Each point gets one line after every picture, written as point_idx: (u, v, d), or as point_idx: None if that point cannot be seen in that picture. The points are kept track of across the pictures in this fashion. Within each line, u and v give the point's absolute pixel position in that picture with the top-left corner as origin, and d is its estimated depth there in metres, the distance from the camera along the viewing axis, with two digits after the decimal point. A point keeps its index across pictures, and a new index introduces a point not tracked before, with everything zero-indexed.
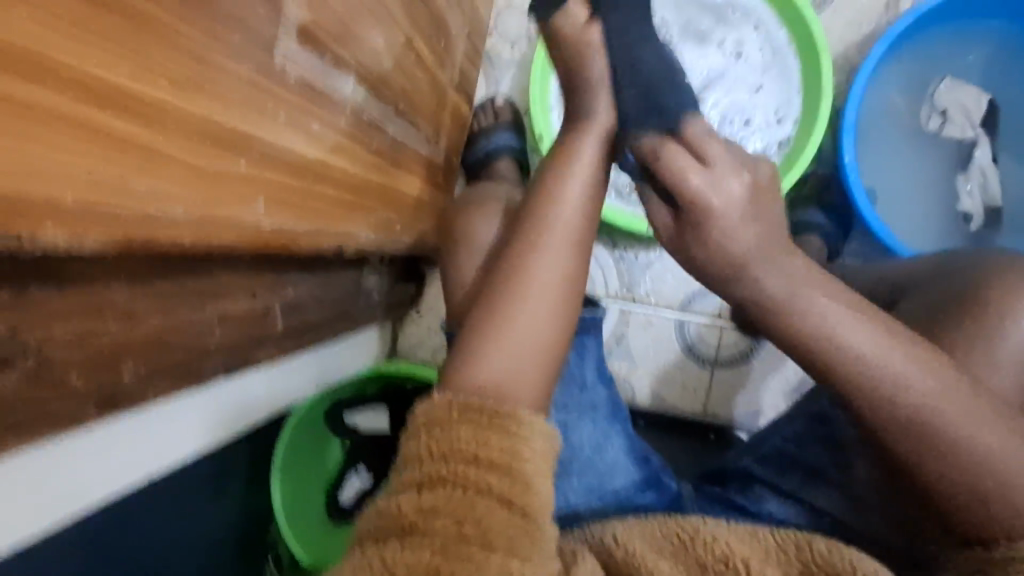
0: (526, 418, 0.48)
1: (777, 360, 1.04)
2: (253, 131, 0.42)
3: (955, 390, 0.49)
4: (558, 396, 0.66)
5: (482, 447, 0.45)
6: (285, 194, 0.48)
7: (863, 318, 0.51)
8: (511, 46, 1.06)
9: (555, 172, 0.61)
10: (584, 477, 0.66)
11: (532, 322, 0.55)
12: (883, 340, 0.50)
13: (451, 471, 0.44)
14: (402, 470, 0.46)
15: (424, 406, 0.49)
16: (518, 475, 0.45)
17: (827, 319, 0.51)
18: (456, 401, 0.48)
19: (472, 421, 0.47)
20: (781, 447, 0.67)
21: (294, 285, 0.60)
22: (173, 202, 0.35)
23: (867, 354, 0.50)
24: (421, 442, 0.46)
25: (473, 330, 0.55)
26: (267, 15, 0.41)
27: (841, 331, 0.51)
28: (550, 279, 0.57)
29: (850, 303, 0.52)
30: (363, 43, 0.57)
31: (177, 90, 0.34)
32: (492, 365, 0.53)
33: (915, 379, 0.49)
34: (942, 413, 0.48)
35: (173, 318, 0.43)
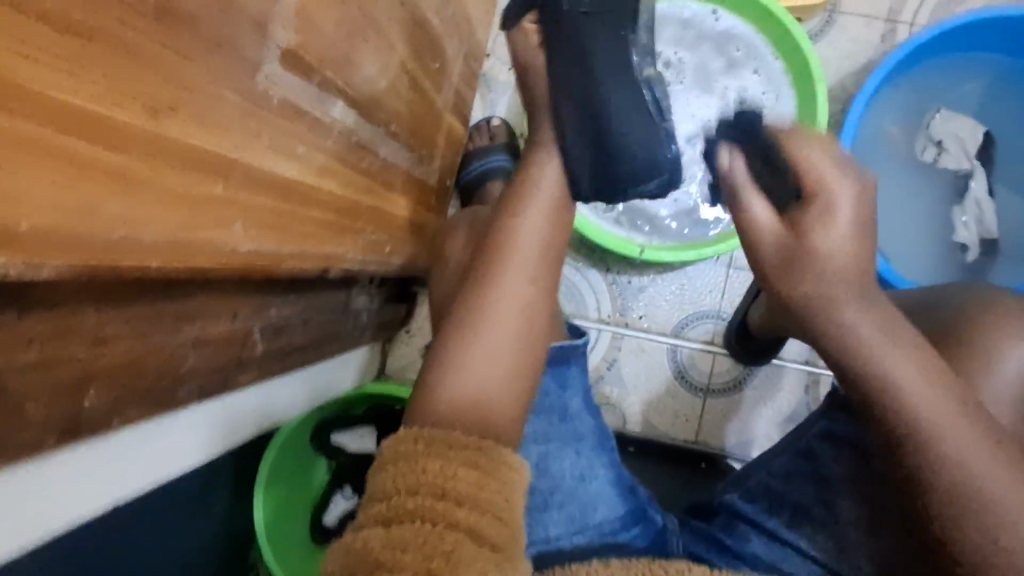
0: (494, 451, 0.47)
1: (768, 390, 1.03)
2: (233, 154, 0.41)
3: (979, 439, 0.48)
4: (535, 424, 0.65)
5: (450, 480, 0.44)
6: (267, 216, 0.47)
7: (907, 351, 0.51)
8: (506, 68, 1.06)
9: (525, 200, 0.61)
10: (566, 508, 0.64)
11: (497, 352, 0.54)
12: (920, 371, 0.50)
13: (417, 503, 0.42)
14: (367, 506, 0.44)
15: (390, 442, 0.48)
16: (485, 507, 0.44)
17: (864, 333, 0.52)
18: (420, 434, 0.47)
19: (439, 455, 0.46)
20: (768, 482, 0.66)
21: (277, 307, 0.59)
22: (144, 226, 0.34)
23: (899, 379, 0.50)
24: (386, 478, 0.45)
25: (438, 359, 0.54)
26: (252, 38, 0.41)
27: (886, 357, 0.51)
28: (513, 307, 0.56)
29: (902, 337, 0.52)
30: (354, 66, 0.57)
31: (153, 112, 0.33)
32: (459, 392, 0.52)
33: (939, 418, 0.49)
34: (968, 458, 0.47)
35: (147, 342, 0.42)
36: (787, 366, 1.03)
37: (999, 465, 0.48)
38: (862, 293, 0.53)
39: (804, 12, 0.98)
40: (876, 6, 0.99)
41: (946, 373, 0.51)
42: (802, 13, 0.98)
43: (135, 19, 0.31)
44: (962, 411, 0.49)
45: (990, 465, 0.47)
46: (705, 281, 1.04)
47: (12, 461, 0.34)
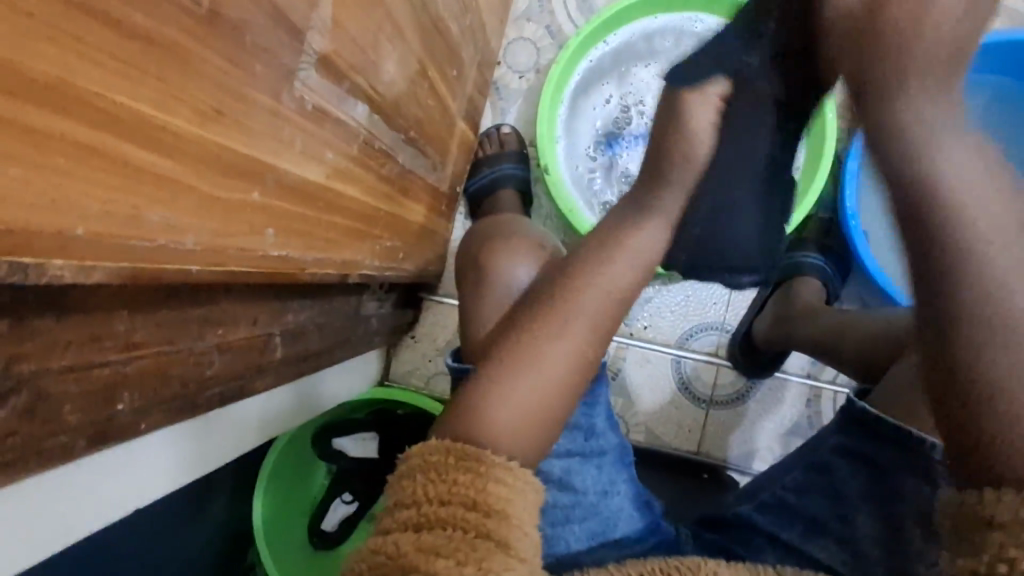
0: (524, 475, 0.47)
1: (773, 403, 1.04)
2: (267, 161, 0.41)
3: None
4: (562, 441, 0.64)
5: (480, 493, 0.44)
6: (295, 222, 0.47)
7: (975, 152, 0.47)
8: (518, 76, 1.07)
9: (598, 243, 0.61)
10: (587, 522, 0.63)
11: (550, 386, 0.54)
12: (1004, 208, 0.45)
13: (448, 513, 0.42)
14: (395, 511, 0.44)
15: (422, 447, 0.48)
16: (514, 519, 0.44)
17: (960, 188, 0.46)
18: (454, 447, 0.47)
19: (468, 468, 0.46)
20: (781, 495, 0.66)
21: (295, 312, 0.58)
22: (184, 234, 0.34)
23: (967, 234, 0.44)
24: (416, 484, 0.45)
25: (493, 375, 0.54)
26: (291, 46, 0.40)
27: (944, 168, 0.46)
28: (569, 349, 0.55)
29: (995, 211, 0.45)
30: (378, 72, 0.57)
31: (199, 118, 0.33)
32: (510, 415, 0.52)
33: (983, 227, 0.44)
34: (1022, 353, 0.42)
35: (176, 347, 0.42)
36: (791, 379, 1.04)
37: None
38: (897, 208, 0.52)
39: None
40: None
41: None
42: None
43: (190, 28, 0.30)
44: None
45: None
46: (711, 293, 1.05)
47: (42, 467, 0.34)
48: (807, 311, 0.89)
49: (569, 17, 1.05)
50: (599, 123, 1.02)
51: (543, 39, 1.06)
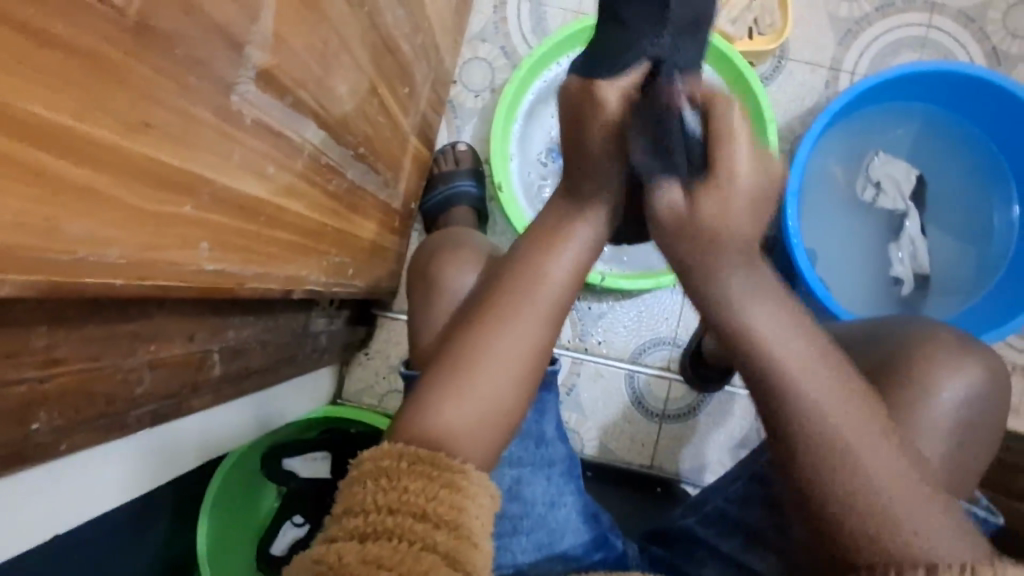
0: (476, 476, 0.47)
1: (723, 417, 1.06)
2: (202, 174, 0.40)
3: (881, 443, 0.46)
4: (513, 449, 0.63)
5: (430, 501, 0.43)
6: (233, 236, 0.46)
7: (810, 358, 0.48)
8: (473, 95, 1.08)
9: (537, 250, 0.59)
10: (534, 534, 0.62)
11: (491, 381, 0.53)
12: (841, 394, 0.47)
13: (396, 522, 0.41)
14: (342, 520, 0.43)
15: (372, 454, 0.47)
16: (464, 530, 0.43)
17: (783, 363, 0.48)
18: (405, 452, 0.46)
19: (420, 475, 0.45)
20: (723, 508, 0.66)
21: (235, 329, 0.57)
22: (107, 246, 0.33)
23: (820, 410, 0.46)
24: (367, 492, 0.44)
25: (434, 386, 0.53)
26: (227, 58, 0.40)
27: (823, 406, 0.46)
28: (512, 358, 0.54)
29: (814, 351, 0.49)
30: (325, 90, 0.57)
31: (125, 130, 0.32)
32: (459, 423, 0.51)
33: (833, 407, 0.46)
34: (882, 485, 0.44)
35: (101, 364, 0.40)
36: (739, 393, 1.07)
37: (923, 495, 0.44)
38: (784, 310, 0.51)
39: (756, 57, 1.03)
40: (820, 55, 1.06)
41: (859, 386, 0.48)
42: (756, 58, 1.03)
43: (114, 38, 0.30)
44: (877, 426, 0.46)
45: (888, 463, 0.45)
46: (663, 309, 1.07)
47: None
48: None
49: (524, 39, 1.08)
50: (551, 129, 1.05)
51: (498, 59, 1.08)
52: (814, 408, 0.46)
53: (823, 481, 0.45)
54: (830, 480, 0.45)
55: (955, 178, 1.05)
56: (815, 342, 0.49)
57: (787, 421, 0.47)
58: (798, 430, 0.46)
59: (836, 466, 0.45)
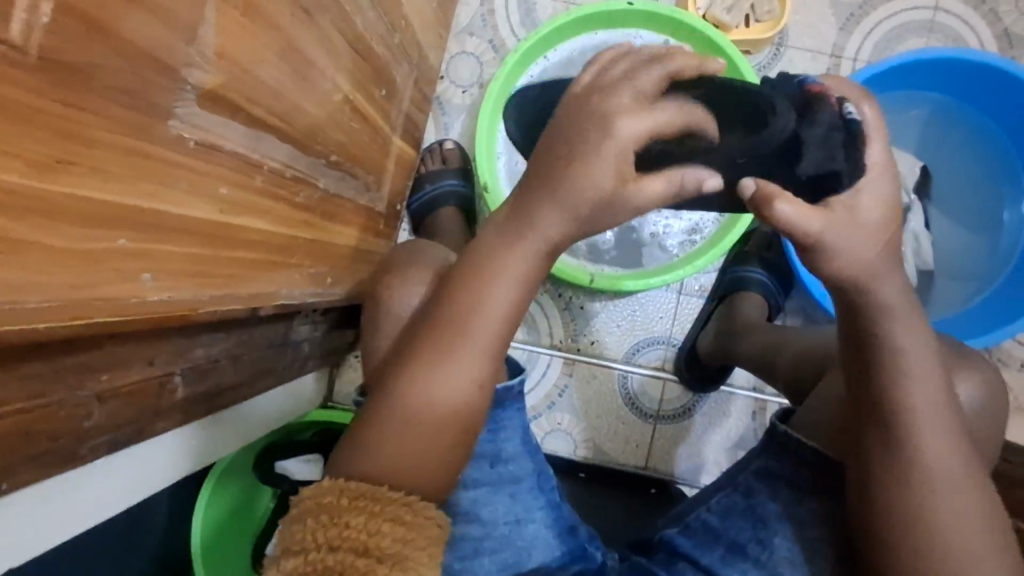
0: (419, 507, 0.47)
1: (718, 415, 1.04)
2: (139, 206, 0.39)
3: (960, 467, 0.51)
4: (468, 472, 0.61)
5: (373, 536, 0.42)
6: (182, 263, 0.45)
7: (923, 348, 0.52)
8: (461, 91, 1.05)
9: (500, 252, 0.53)
10: (498, 554, 0.61)
11: (451, 410, 0.52)
12: (935, 392, 0.52)
13: (337, 560, 0.41)
14: (281, 560, 0.42)
15: (313, 491, 0.46)
16: (408, 563, 0.42)
17: (916, 401, 0.51)
18: (347, 487, 0.46)
19: (362, 510, 0.44)
20: (705, 519, 0.64)
21: (203, 347, 0.56)
22: (26, 290, 0.32)
23: (922, 435, 0.51)
24: (306, 529, 0.43)
25: (390, 410, 0.51)
26: (160, 84, 0.39)
27: (917, 399, 0.51)
28: (462, 381, 0.52)
29: (925, 353, 0.52)
30: (287, 103, 0.55)
31: (40, 171, 0.31)
32: (407, 452, 0.50)
33: (935, 437, 0.51)
34: (942, 495, 0.51)
35: (46, 400, 0.40)
36: (737, 392, 1.04)
37: (978, 509, 0.51)
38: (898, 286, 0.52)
39: (753, 45, 0.99)
40: (821, 42, 1.02)
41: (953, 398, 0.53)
42: (751, 47, 1.00)
43: (20, 80, 0.29)
44: (956, 439, 0.52)
45: (949, 462, 0.51)
46: (656, 307, 1.05)
47: None
48: (747, 326, 0.90)
49: (511, 31, 1.05)
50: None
51: (485, 53, 1.05)
52: (909, 410, 0.51)
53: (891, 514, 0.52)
54: (899, 516, 0.52)
55: (962, 168, 1.01)
56: (924, 334, 0.53)
57: (893, 437, 0.52)
58: (894, 464, 0.52)
59: (920, 485, 0.51)
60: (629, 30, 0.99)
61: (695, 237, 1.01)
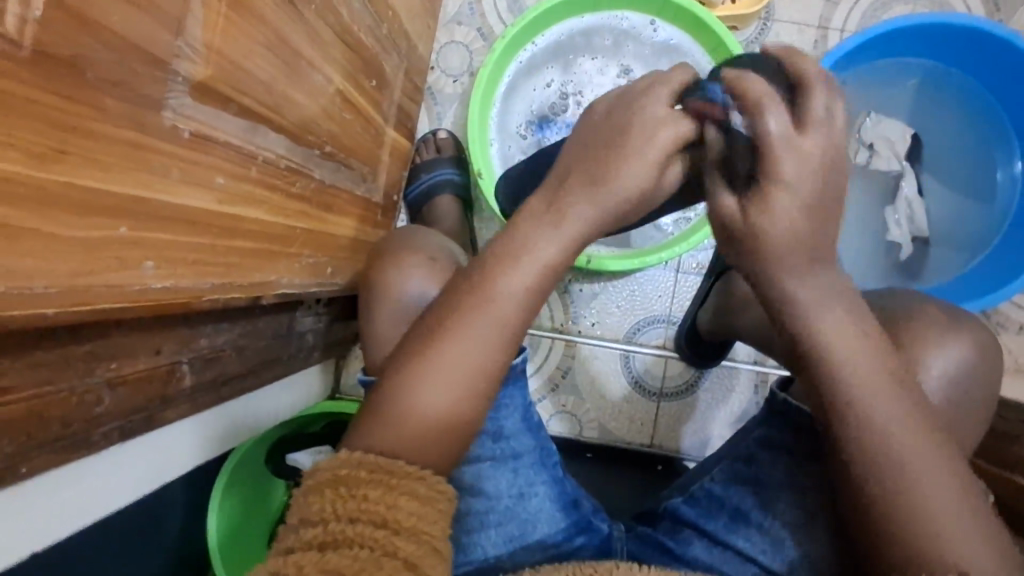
0: (435, 483, 0.48)
1: (721, 391, 1.05)
2: (136, 195, 0.40)
3: (930, 441, 0.46)
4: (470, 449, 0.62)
5: (390, 509, 0.44)
6: (181, 251, 0.46)
7: (843, 321, 0.49)
8: (453, 80, 1.06)
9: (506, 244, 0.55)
10: (503, 527, 0.63)
11: (458, 386, 0.51)
12: (871, 364, 0.48)
13: (355, 531, 0.42)
14: (299, 530, 0.43)
15: (330, 463, 0.47)
16: (423, 536, 0.44)
17: (848, 370, 0.48)
18: (365, 460, 0.46)
19: (379, 483, 0.45)
20: (710, 487, 0.65)
21: (207, 336, 0.58)
22: (28, 276, 0.34)
23: (874, 407, 0.47)
24: (324, 501, 0.44)
25: (400, 383, 0.51)
26: (150, 77, 0.40)
27: (842, 369, 0.48)
28: (475, 356, 0.51)
29: (847, 327, 0.49)
30: (278, 94, 0.56)
31: (38, 160, 0.32)
32: (420, 425, 0.50)
33: (889, 409, 0.47)
34: (917, 471, 0.45)
35: (57, 387, 0.41)
36: (741, 367, 1.05)
37: (956, 489, 0.45)
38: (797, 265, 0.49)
39: (740, 21, 1.00)
40: (808, 14, 1.02)
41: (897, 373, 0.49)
42: (739, 23, 1.00)
43: (16, 74, 0.30)
44: (910, 411, 0.47)
45: (912, 435, 0.46)
46: (655, 287, 1.06)
47: None
48: (744, 300, 0.91)
49: (499, 19, 1.05)
50: (568, 84, 1.01)
51: (474, 42, 1.05)
52: (845, 383, 0.47)
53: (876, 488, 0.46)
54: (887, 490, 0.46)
55: (955, 132, 1.01)
56: (859, 310, 0.50)
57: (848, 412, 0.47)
58: (859, 448, 0.47)
59: (888, 462, 0.46)
60: (615, 11, 1.00)
61: (690, 214, 1.01)
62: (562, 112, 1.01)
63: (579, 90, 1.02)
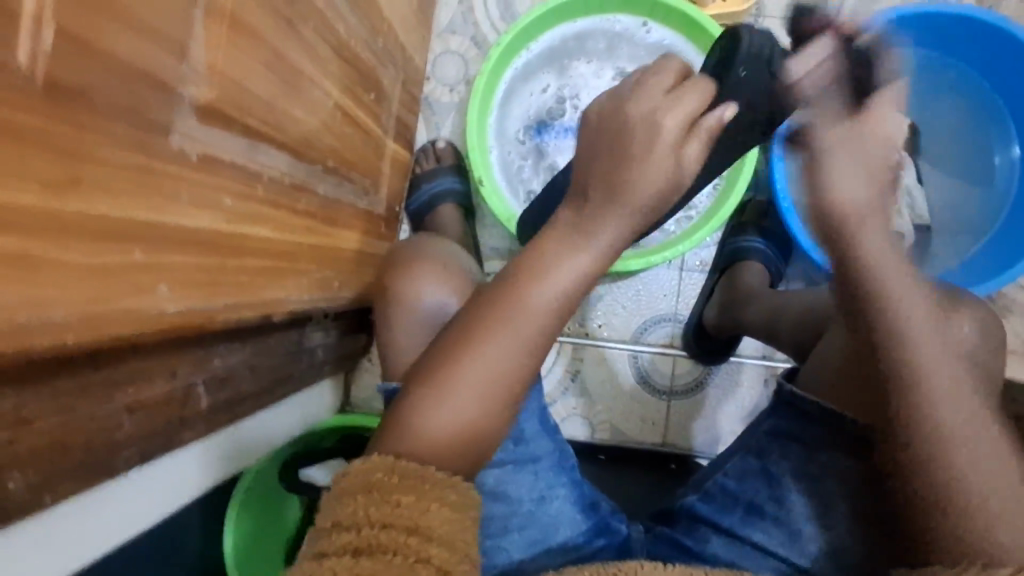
0: (467, 490, 0.48)
1: (730, 386, 1.05)
2: (149, 220, 0.41)
3: (985, 422, 0.51)
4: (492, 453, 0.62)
5: (424, 516, 0.43)
6: (193, 273, 0.47)
7: (924, 309, 0.53)
8: (448, 89, 1.07)
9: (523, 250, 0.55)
10: (525, 530, 0.63)
11: (472, 397, 0.51)
12: (940, 347, 0.52)
13: (390, 538, 0.42)
14: (332, 532, 0.43)
15: (364, 464, 0.46)
16: (456, 543, 0.44)
17: (920, 355, 0.52)
18: (399, 465, 0.46)
19: (413, 489, 0.45)
20: (723, 483, 0.65)
21: (221, 356, 0.58)
22: (48, 305, 0.34)
23: (935, 392, 0.51)
24: (358, 505, 0.43)
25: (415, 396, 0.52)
26: (157, 102, 0.40)
27: (918, 355, 0.52)
28: (491, 369, 0.51)
29: (929, 313, 0.53)
30: (280, 112, 0.57)
31: (53, 191, 0.33)
32: (432, 438, 0.50)
33: (955, 394, 0.51)
34: (969, 449, 0.50)
35: (77, 414, 0.41)
36: (746, 361, 1.05)
37: (1002, 464, 0.50)
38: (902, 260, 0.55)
39: (731, 17, 1.01)
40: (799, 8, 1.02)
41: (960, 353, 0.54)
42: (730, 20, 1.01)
43: (27, 106, 0.30)
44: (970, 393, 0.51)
45: (969, 415, 0.51)
46: (660, 285, 1.07)
47: None
48: (748, 296, 0.91)
49: (492, 26, 1.06)
50: (564, 88, 1.02)
51: (468, 51, 1.06)
52: (917, 368, 0.52)
53: (911, 462, 0.51)
54: (917, 461, 0.51)
55: (951, 118, 1.01)
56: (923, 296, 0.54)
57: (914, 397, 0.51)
58: (919, 429, 0.51)
59: (941, 444, 0.50)
60: (607, 14, 1.00)
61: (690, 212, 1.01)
62: (559, 116, 1.02)
63: (576, 94, 1.02)
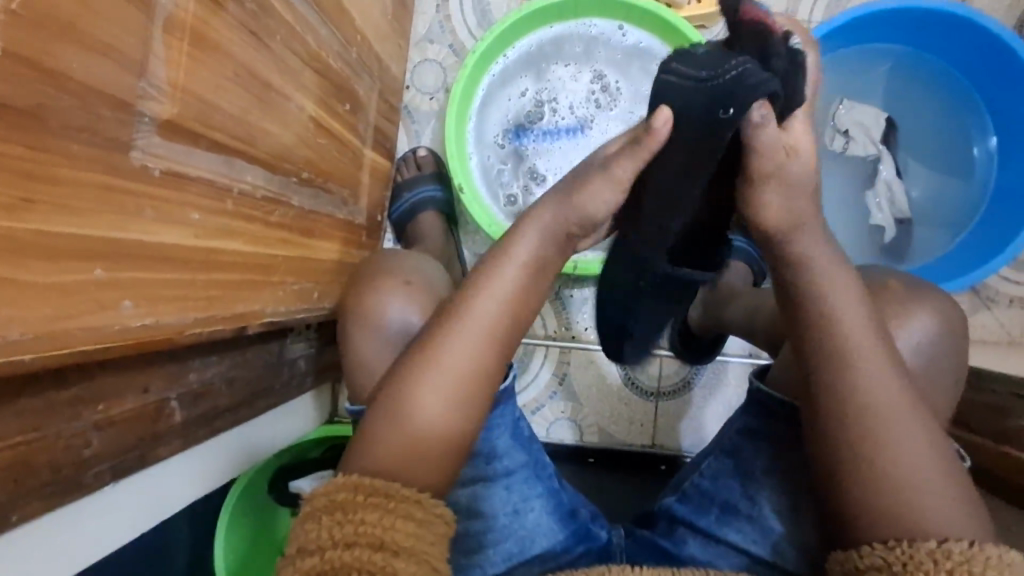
0: (431, 502, 0.48)
1: (716, 386, 1.05)
2: (110, 236, 0.41)
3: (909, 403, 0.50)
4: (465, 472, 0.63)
5: (388, 532, 0.44)
6: (159, 288, 0.47)
7: (852, 291, 0.53)
8: (428, 98, 1.07)
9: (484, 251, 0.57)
10: (501, 544, 0.63)
11: (432, 399, 0.52)
12: (868, 324, 0.52)
13: (354, 556, 0.42)
14: (298, 559, 0.43)
15: (327, 488, 0.47)
16: (422, 556, 0.44)
17: (848, 329, 0.51)
18: (362, 483, 0.47)
19: (376, 505, 0.46)
20: (699, 483, 0.65)
21: (197, 370, 0.59)
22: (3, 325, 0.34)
23: (866, 370, 0.50)
24: (321, 527, 0.44)
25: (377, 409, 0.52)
26: (116, 119, 0.40)
27: (848, 335, 0.51)
28: (449, 371, 0.52)
29: (860, 295, 0.53)
30: (250, 125, 0.57)
31: (6, 212, 0.33)
32: (396, 443, 0.51)
33: (877, 372, 0.50)
34: (897, 430, 0.49)
35: (42, 434, 0.41)
36: (731, 360, 1.05)
37: (928, 446, 0.49)
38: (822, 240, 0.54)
39: (706, 20, 1.01)
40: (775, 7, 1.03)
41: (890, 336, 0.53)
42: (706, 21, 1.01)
43: None
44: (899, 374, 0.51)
45: (893, 395, 0.50)
46: None
47: None
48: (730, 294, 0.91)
49: (470, 34, 1.06)
50: (542, 92, 1.02)
51: (447, 59, 1.07)
52: (844, 345, 0.51)
53: (841, 440, 0.50)
54: (847, 440, 0.50)
55: (928, 112, 1.02)
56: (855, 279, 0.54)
57: (842, 377, 0.51)
58: (846, 407, 0.50)
59: (871, 425, 0.49)
60: (583, 18, 1.00)
61: None
62: (538, 120, 1.02)
63: (554, 98, 1.03)
